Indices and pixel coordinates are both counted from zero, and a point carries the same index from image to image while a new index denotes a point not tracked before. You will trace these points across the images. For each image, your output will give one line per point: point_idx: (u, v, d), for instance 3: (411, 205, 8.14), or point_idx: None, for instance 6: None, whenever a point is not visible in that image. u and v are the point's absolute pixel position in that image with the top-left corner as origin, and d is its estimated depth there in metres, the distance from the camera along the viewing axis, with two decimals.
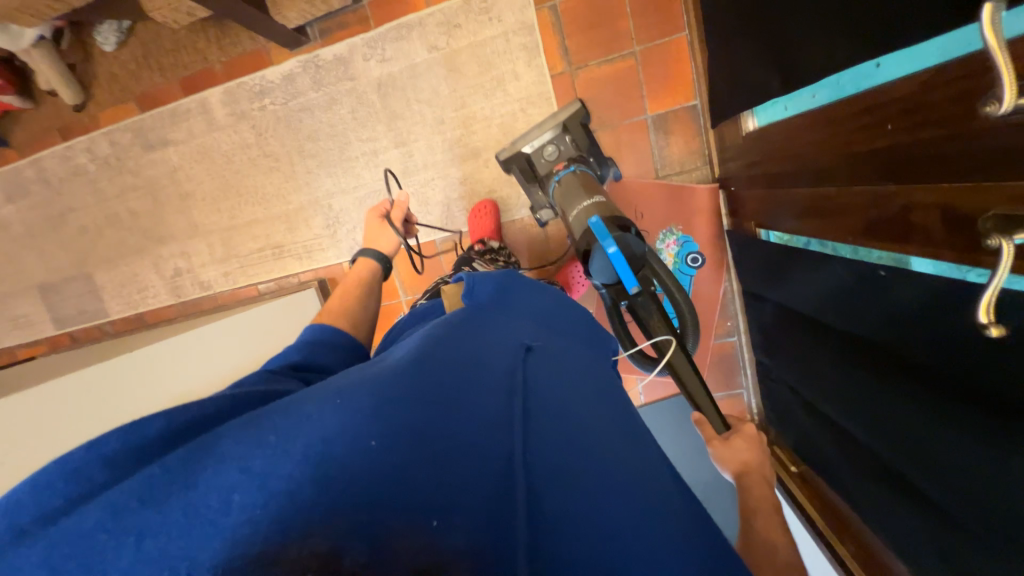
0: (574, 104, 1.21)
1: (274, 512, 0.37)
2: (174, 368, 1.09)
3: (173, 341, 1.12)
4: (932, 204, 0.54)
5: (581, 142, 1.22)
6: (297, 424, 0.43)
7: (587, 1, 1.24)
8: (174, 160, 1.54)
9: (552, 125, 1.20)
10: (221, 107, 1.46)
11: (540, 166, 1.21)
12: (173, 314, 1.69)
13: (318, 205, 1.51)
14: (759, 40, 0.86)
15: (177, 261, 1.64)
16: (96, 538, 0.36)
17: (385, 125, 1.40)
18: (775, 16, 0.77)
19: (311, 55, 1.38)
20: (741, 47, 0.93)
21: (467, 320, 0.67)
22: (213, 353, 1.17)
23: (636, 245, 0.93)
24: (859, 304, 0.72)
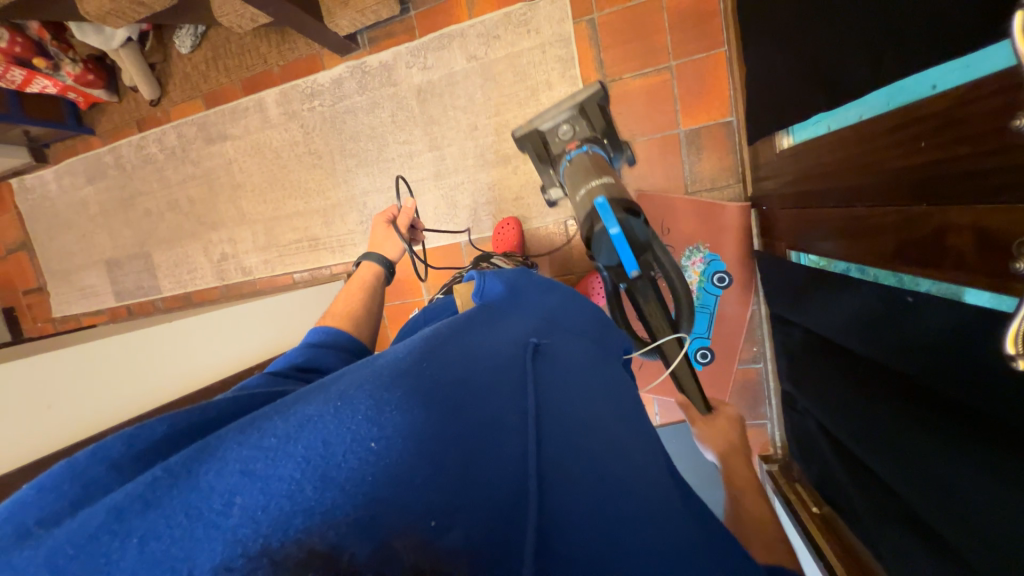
0: (594, 84, 1.16)
1: (273, 515, 0.37)
2: (210, 342, 1.17)
3: (213, 317, 1.20)
4: (966, 226, 0.50)
5: (599, 124, 1.18)
6: (295, 425, 0.42)
7: (626, 15, 1.25)
8: (230, 153, 1.67)
9: (569, 106, 1.16)
10: (275, 107, 1.58)
11: (555, 146, 1.18)
12: (216, 296, 1.82)
13: (354, 201, 1.58)
14: (796, 56, 0.83)
15: (224, 246, 1.77)
16: (97, 539, 0.36)
17: (421, 129, 1.46)
18: (814, 28, 0.74)
19: (359, 61, 1.47)
20: (779, 63, 0.90)
21: (473, 323, 0.67)
22: (246, 334, 1.26)
23: (639, 229, 0.92)
24: (885, 331, 0.68)
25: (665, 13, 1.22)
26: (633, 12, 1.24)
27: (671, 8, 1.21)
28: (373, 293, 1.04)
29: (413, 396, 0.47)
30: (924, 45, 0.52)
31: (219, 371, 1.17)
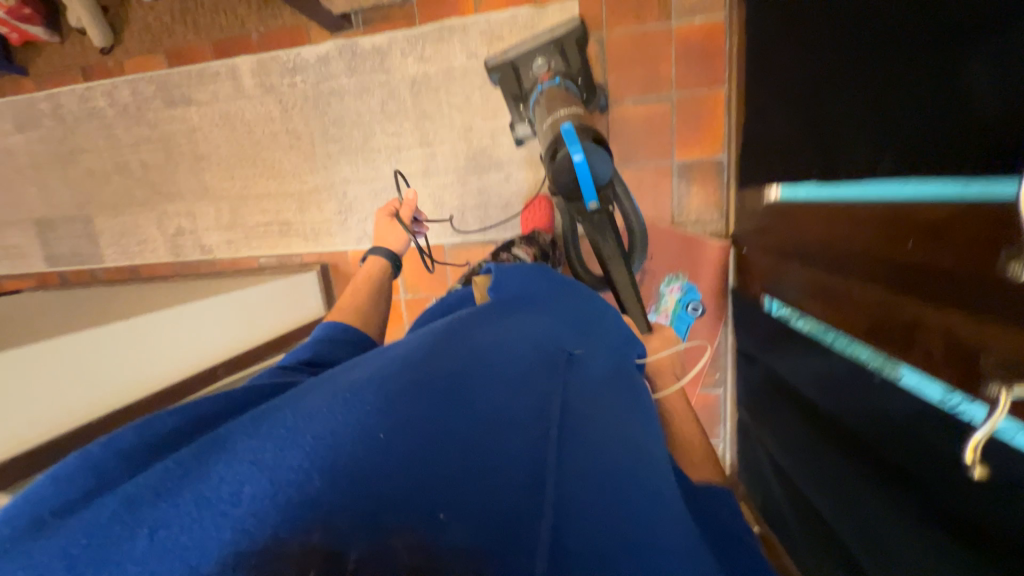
0: (572, 20, 1.13)
1: (281, 504, 0.39)
2: (189, 338, 1.08)
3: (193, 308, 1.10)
4: (938, 328, 0.56)
5: (576, 63, 1.16)
6: (303, 422, 0.46)
7: (634, 39, 1.24)
8: (194, 120, 1.52)
9: (546, 39, 1.13)
10: (250, 77, 1.45)
11: (527, 79, 1.15)
12: (169, 272, 1.68)
13: (332, 190, 1.50)
14: (800, 121, 0.87)
15: (181, 220, 1.62)
16: (112, 521, 0.39)
17: (412, 123, 1.39)
18: (827, 103, 0.77)
19: (350, 41, 1.37)
20: (781, 122, 0.94)
21: (482, 325, 0.69)
22: (224, 327, 1.17)
23: (602, 159, 0.93)
24: (844, 393, 0.75)
25: (673, 43, 1.22)
26: (642, 37, 1.24)
27: (679, 39, 1.22)
28: (381, 289, 1.00)
29: (417, 398, 0.49)
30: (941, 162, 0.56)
31: (175, 373, 1.04)
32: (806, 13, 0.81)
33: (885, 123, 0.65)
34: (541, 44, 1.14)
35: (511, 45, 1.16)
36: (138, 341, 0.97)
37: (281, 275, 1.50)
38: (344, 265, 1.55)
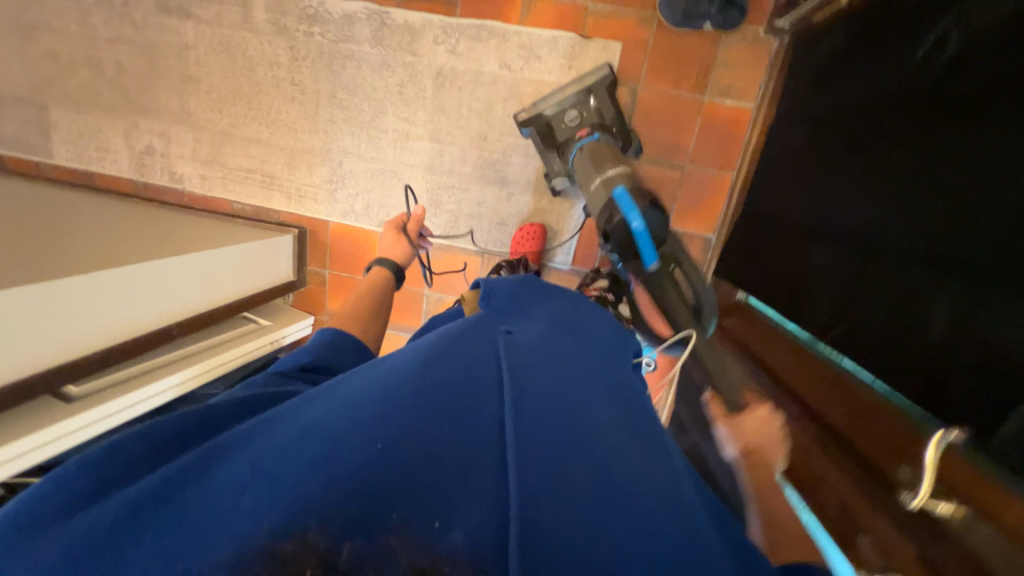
0: (602, 68, 1.15)
1: (280, 507, 0.40)
2: (155, 294, 1.07)
3: (169, 264, 1.08)
4: (838, 496, 0.67)
5: (605, 108, 1.16)
6: (307, 431, 0.47)
7: (664, 101, 1.25)
8: (189, 37, 1.37)
9: (577, 90, 1.14)
10: (264, 11, 1.32)
11: (561, 131, 1.16)
12: (128, 190, 1.55)
13: (328, 156, 1.43)
14: (782, 248, 0.94)
15: (153, 139, 1.49)
16: (110, 527, 0.42)
17: (427, 114, 1.34)
18: (812, 251, 0.84)
19: (381, 9, 1.28)
20: (769, 235, 1.00)
21: (482, 327, 0.67)
22: (191, 284, 1.16)
23: (661, 224, 0.88)
24: None
25: (699, 117, 1.25)
26: (672, 101, 1.25)
27: (705, 114, 1.24)
28: (384, 301, 1.02)
29: (417, 405, 0.48)
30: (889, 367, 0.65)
31: (133, 329, 1.04)
32: (828, 148, 0.86)
33: (855, 293, 0.72)
34: (573, 96, 1.15)
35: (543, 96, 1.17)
36: (104, 293, 0.96)
37: (255, 228, 1.44)
38: (322, 233, 1.53)
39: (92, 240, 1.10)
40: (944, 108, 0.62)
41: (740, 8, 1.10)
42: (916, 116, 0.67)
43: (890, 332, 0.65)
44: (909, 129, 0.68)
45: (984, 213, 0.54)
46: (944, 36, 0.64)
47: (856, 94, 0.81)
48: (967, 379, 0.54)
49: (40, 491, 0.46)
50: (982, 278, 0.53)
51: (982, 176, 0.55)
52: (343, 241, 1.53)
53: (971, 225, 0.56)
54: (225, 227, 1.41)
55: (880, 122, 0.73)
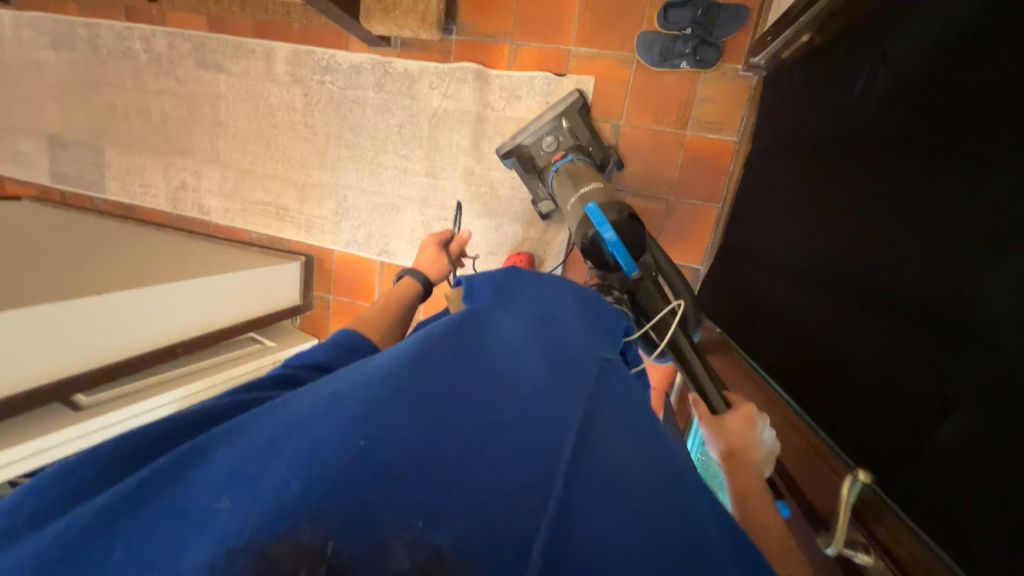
0: (573, 95, 1.20)
1: (257, 515, 0.39)
2: (161, 315, 1.18)
3: (173, 288, 1.18)
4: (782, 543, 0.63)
5: (581, 133, 1.20)
6: (285, 429, 0.45)
7: (647, 136, 1.29)
8: (220, 88, 1.56)
9: (551, 118, 1.18)
10: (283, 64, 1.48)
11: (539, 158, 1.19)
12: (163, 220, 1.73)
13: (334, 191, 1.55)
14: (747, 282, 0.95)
15: (187, 176, 1.67)
16: (82, 539, 0.41)
17: (423, 152, 1.44)
18: (771, 284, 0.84)
19: (384, 59, 1.41)
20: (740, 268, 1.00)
21: (473, 318, 0.63)
22: (195, 307, 1.26)
23: (637, 232, 0.87)
24: None
25: (682, 150, 1.27)
26: (655, 135, 1.28)
27: (688, 148, 1.26)
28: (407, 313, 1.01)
29: (399, 404, 0.45)
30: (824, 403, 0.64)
31: (138, 347, 1.15)
32: (790, 176, 0.86)
33: (806, 322, 0.71)
34: (548, 124, 1.18)
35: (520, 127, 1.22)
36: (111, 314, 1.07)
37: (266, 256, 1.57)
38: (328, 261, 1.63)
39: (118, 263, 1.23)
40: (873, 136, 0.63)
41: (717, 48, 1.15)
42: (853, 143, 0.67)
43: (833, 365, 0.63)
44: (848, 155, 0.68)
45: (904, 239, 0.54)
46: (872, 69, 0.66)
47: (811, 123, 0.82)
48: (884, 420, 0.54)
49: (21, 500, 0.45)
50: (907, 309, 0.52)
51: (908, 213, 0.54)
52: (346, 269, 1.62)
53: (895, 251, 0.55)
54: (236, 254, 1.53)
55: (826, 150, 0.74)
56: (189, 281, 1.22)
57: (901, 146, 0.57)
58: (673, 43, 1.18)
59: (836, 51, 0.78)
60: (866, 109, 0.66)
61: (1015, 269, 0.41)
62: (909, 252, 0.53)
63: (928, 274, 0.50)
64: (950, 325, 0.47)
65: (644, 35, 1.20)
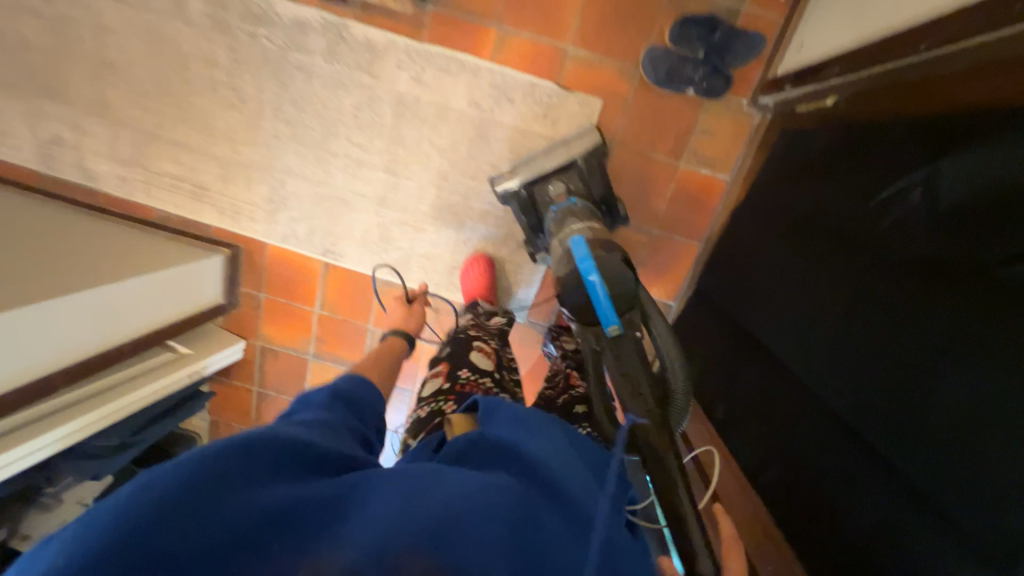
0: (592, 132, 1.06)
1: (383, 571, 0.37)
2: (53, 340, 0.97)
3: (63, 304, 0.96)
4: None
5: (594, 183, 1.07)
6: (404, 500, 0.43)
7: (641, 161, 1.17)
8: (109, 18, 1.19)
9: (565, 158, 1.05)
10: (200, 2, 1.15)
11: (544, 205, 1.07)
12: (30, 182, 1.35)
13: (268, 174, 1.28)
14: (730, 345, 0.94)
15: (62, 128, 1.29)
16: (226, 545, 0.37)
17: (383, 144, 1.22)
18: (759, 343, 0.85)
19: (338, 20, 1.13)
20: (724, 352, 0.96)
21: (538, 426, 0.59)
22: (87, 323, 1.04)
23: (615, 270, 0.76)
24: None
25: (674, 182, 1.19)
26: (648, 162, 1.17)
27: (679, 182, 1.18)
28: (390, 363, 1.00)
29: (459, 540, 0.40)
30: (790, 466, 0.73)
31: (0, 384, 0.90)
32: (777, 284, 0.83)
33: (771, 413, 0.79)
34: (560, 161, 1.05)
35: (528, 160, 1.07)
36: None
37: (179, 246, 1.30)
38: (258, 255, 1.38)
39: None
40: (820, 251, 0.75)
41: (726, 77, 1.05)
42: (823, 255, 0.74)
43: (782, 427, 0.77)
44: (826, 260, 0.73)
45: (885, 369, 0.59)
46: (847, 188, 0.72)
47: (778, 226, 0.89)
48: (832, 511, 0.64)
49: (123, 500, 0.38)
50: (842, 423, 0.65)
51: (891, 296, 0.60)
52: (281, 268, 1.39)
53: (866, 346, 0.62)
54: (138, 241, 1.25)
55: (806, 250, 0.78)
56: (81, 291, 1.00)
57: (844, 267, 0.69)
58: (682, 63, 1.05)
59: (822, 161, 0.80)
60: (830, 221, 0.74)
61: (964, 375, 0.50)
62: (835, 341, 0.67)
63: (892, 370, 0.58)
64: (858, 395, 0.62)
65: (653, 50, 1.05)
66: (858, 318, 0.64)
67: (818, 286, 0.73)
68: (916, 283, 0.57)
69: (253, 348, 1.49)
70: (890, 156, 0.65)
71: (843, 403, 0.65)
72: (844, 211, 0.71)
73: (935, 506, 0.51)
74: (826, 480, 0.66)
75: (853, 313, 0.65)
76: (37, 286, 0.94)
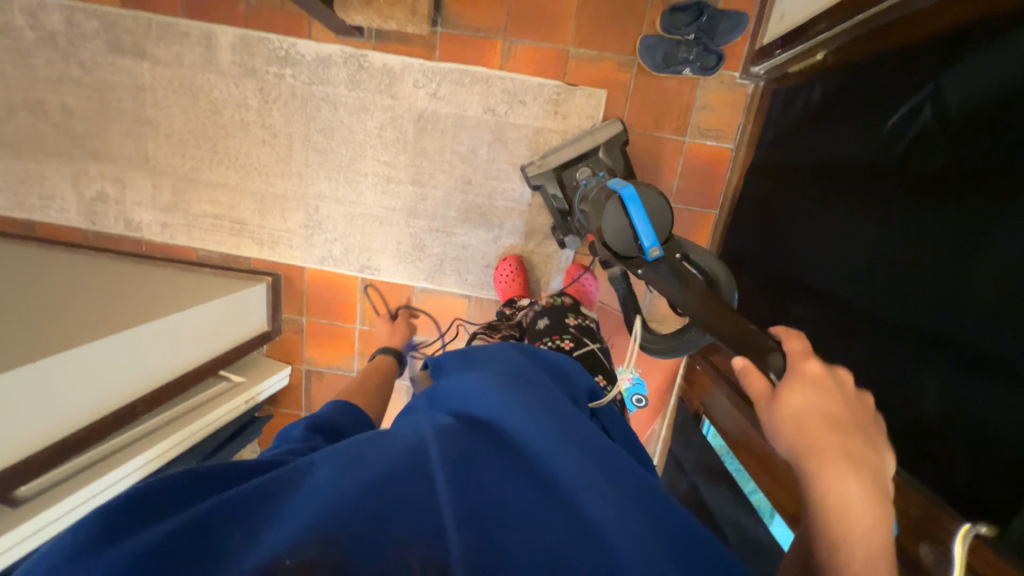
0: (615, 122, 1.15)
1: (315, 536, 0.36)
2: (130, 367, 1.05)
3: (138, 333, 1.05)
4: None
5: (619, 167, 1.15)
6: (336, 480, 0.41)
7: (649, 141, 1.26)
8: (146, 78, 1.30)
9: (590, 145, 1.15)
10: (230, 52, 1.26)
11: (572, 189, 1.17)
12: (77, 240, 1.43)
13: (302, 201, 1.37)
14: (766, 290, 0.99)
15: (106, 185, 1.38)
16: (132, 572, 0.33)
17: (408, 158, 1.31)
18: (796, 277, 0.89)
19: (357, 52, 1.24)
20: (760, 298, 1.01)
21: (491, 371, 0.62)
22: (158, 351, 1.12)
23: (654, 203, 0.84)
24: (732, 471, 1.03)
25: (683, 156, 1.27)
26: (656, 141, 1.26)
27: (688, 156, 1.27)
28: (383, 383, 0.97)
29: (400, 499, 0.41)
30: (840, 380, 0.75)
31: (67, 427, 0.95)
32: (809, 215, 0.87)
33: (816, 337, 0.81)
34: (585, 147, 1.15)
35: (555, 148, 1.18)
36: (78, 371, 0.94)
37: (224, 280, 1.37)
38: (297, 279, 1.45)
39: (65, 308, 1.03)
40: (844, 178, 0.79)
41: (717, 55, 1.14)
42: (848, 180, 0.77)
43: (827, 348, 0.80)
44: (852, 183, 0.77)
45: (922, 265, 0.61)
46: (864, 115, 0.76)
47: (798, 168, 0.93)
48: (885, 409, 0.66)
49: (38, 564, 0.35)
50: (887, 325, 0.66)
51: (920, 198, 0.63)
52: (321, 289, 1.46)
53: (902, 249, 0.65)
54: (189, 280, 1.32)
55: (830, 180, 0.82)
56: (154, 320, 1.08)
57: (870, 184, 0.72)
58: (676, 48, 1.15)
59: (833, 99, 0.86)
60: (850, 148, 0.78)
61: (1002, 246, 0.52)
62: (873, 252, 0.70)
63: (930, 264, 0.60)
64: (900, 295, 0.65)
65: (647, 39, 1.15)
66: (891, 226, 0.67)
67: (848, 208, 0.77)
68: (945, 181, 0.60)
69: (300, 372, 1.54)
70: (903, 76, 0.70)
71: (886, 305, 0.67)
72: (864, 135, 0.75)
73: (989, 365, 0.52)
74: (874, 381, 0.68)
75: (886, 222, 0.68)
76: (99, 327, 1.00)
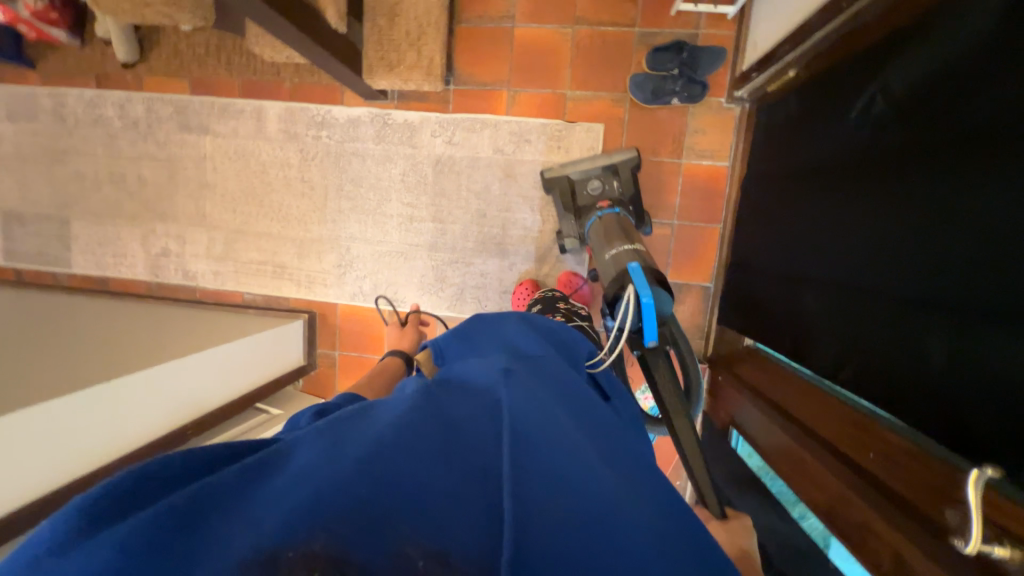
0: (631, 151, 1.23)
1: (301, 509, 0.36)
2: (187, 390, 1.17)
3: (193, 360, 1.18)
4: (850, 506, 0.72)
5: (626, 190, 1.24)
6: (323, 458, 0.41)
7: (648, 165, 1.36)
8: (207, 149, 1.52)
9: (604, 164, 1.24)
10: (276, 122, 1.48)
11: (582, 197, 1.25)
12: (142, 292, 1.61)
13: (335, 243, 1.51)
14: (775, 289, 1.01)
15: (169, 242, 1.58)
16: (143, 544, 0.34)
17: (428, 198, 1.45)
18: (801, 270, 0.91)
19: (382, 112, 1.43)
20: (770, 298, 1.03)
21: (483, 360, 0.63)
22: (211, 378, 1.24)
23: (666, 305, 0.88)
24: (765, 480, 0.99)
25: (682, 177, 1.35)
26: (655, 164, 1.36)
27: (686, 175, 1.35)
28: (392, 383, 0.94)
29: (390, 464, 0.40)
30: (858, 363, 0.75)
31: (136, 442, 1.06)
32: (809, 205, 0.89)
33: (829, 322, 0.82)
34: (599, 167, 1.25)
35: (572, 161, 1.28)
36: (143, 393, 1.06)
37: (266, 318, 1.50)
38: (331, 315, 1.56)
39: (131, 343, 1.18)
40: (833, 167, 0.82)
41: (702, 84, 1.25)
42: (839, 169, 0.80)
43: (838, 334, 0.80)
44: (841, 171, 0.80)
45: (923, 236, 0.62)
46: (842, 107, 0.81)
47: (791, 167, 0.98)
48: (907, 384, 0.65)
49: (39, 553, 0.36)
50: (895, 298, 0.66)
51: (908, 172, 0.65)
52: (352, 323, 1.56)
53: (898, 223, 0.66)
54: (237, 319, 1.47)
55: (821, 171, 0.85)
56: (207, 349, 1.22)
57: (858, 169, 0.75)
58: (663, 81, 1.27)
59: (812, 99, 0.92)
60: (834, 140, 0.82)
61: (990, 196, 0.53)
62: (873, 231, 0.71)
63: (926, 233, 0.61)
64: (903, 266, 0.65)
65: (636, 77, 1.29)
66: (886, 204, 0.69)
67: (842, 194, 0.79)
68: (922, 153, 0.63)
69: None
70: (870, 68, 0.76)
71: (891, 279, 0.67)
72: (845, 126, 0.80)
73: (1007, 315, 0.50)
74: (891, 354, 0.67)
75: (881, 200, 0.70)
76: (154, 358, 1.12)
